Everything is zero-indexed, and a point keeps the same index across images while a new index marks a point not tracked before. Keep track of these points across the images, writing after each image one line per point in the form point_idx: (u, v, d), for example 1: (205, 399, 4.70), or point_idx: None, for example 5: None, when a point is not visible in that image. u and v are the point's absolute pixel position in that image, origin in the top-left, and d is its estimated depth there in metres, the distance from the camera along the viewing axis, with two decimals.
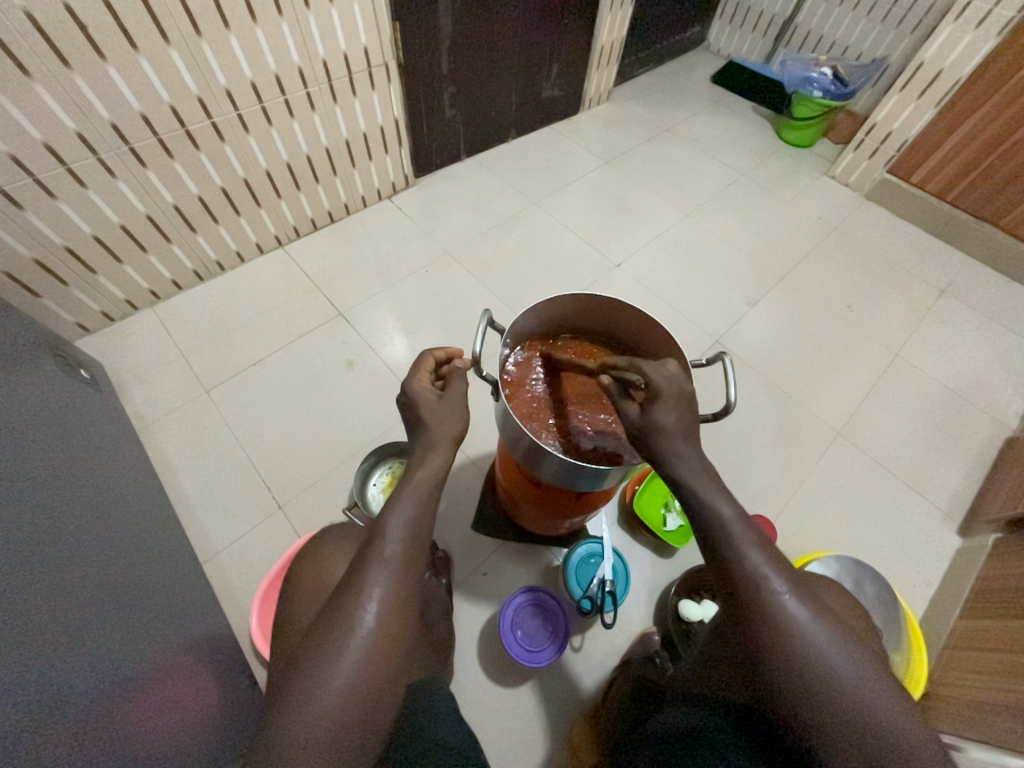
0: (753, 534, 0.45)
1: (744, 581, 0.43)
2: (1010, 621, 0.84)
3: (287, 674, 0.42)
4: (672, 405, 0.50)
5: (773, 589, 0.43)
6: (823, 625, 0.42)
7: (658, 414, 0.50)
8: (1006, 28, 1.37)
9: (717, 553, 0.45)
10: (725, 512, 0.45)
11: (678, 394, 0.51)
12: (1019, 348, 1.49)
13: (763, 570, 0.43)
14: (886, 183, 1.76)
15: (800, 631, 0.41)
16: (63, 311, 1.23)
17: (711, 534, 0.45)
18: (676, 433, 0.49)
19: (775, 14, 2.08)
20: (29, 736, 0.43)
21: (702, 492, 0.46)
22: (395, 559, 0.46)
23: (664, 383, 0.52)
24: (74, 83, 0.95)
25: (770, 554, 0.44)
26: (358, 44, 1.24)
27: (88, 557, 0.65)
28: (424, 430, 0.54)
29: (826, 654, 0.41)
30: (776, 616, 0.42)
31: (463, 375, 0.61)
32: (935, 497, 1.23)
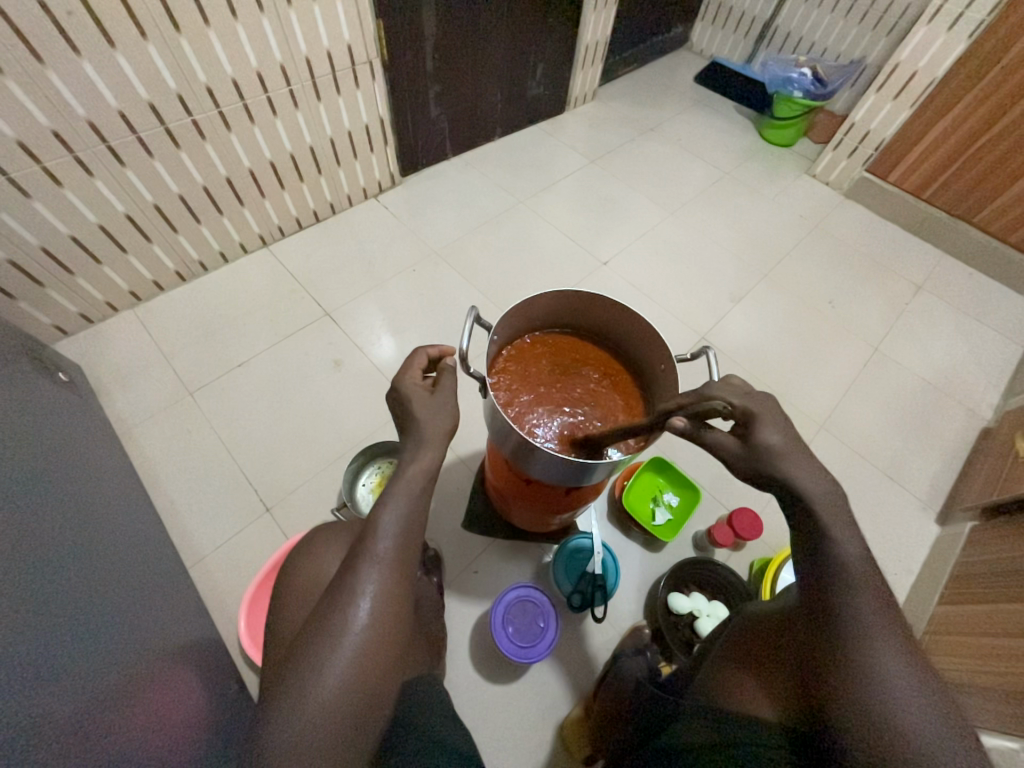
0: (870, 582, 0.43)
1: (844, 618, 0.42)
2: (988, 605, 0.87)
3: (281, 670, 0.41)
4: (774, 423, 0.51)
5: (878, 639, 0.41)
6: (921, 690, 0.39)
7: (765, 436, 0.50)
8: (977, 31, 1.41)
9: (824, 587, 0.44)
10: (850, 552, 0.44)
11: (773, 412, 0.52)
12: (993, 341, 1.54)
13: (872, 618, 0.41)
14: (865, 182, 1.80)
15: (895, 687, 0.39)
16: (40, 313, 1.20)
17: (823, 569, 0.45)
18: (789, 452, 0.49)
19: (755, 14, 2.11)
20: (19, 739, 0.43)
21: (826, 521, 0.45)
22: (387, 556, 0.45)
23: (753, 403, 0.52)
24: (49, 79, 0.92)
25: (883, 607, 0.42)
26: (342, 41, 1.23)
27: (68, 563, 0.63)
28: (416, 424, 0.54)
29: (919, 718, 0.37)
30: (869, 661, 0.40)
31: (453, 371, 0.61)
32: (914, 487, 1.27)
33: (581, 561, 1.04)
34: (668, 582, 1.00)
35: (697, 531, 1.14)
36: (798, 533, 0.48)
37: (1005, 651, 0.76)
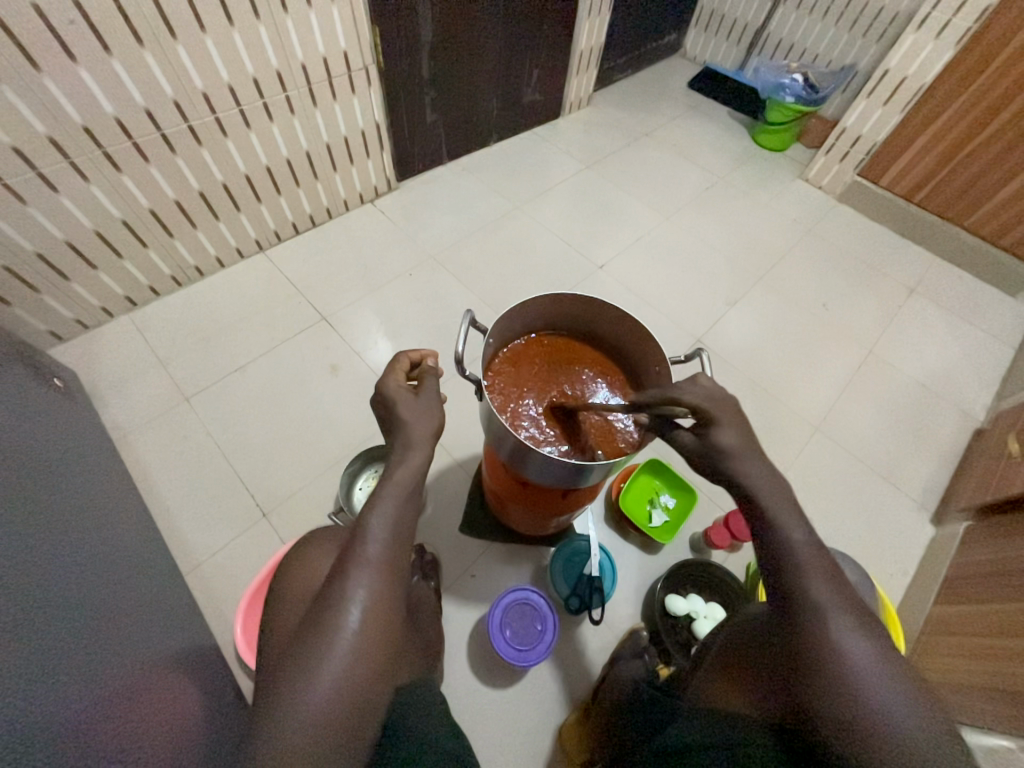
0: (820, 563, 0.45)
1: (801, 603, 0.43)
2: (981, 604, 0.88)
3: (272, 677, 0.41)
4: (731, 425, 0.53)
5: (832, 618, 0.42)
6: (880, 662, 0.40)
7: (720, 437, 0.52)
8: (965, 37, 1.43)
9: (779, 575, 0.45)
10: (797, 537, 0.46)
11: (733, 414, 0.54)
12: (984, 343, 1.55)
13: (825, 598, 0.43)
14: (857, 186, 1.83)
15: (855, 665, 0.40)
16: (35, 319, 1.20)
17: (777, 557, 0.46)
18: (742, 452, 0.51)
19: (748, 22, 2.14)
20: (16, 744, 0.43)
21: (773, 512, 0.47)
22: (377, 558, 0.46)
23: (712, 407, 0.54)
24: (45, 86, 0.93)
25: (835, 585, 0.44)
26: (338, 48, 1.24)
27: (62, 569, 0.63)
28: (401, 426, 0.55)
29: (880, 692, 0.38)
30: (829, 643, 0.41)
31: (436, 374, 0.62)
32: (909, 488, 1.27)
33: (579, 563, 1.05)
34: (665, 585, 1.00)
35: (694, 533, 1.14)
36: (751, 524, 0.49)
37: (999, 651, 0.76)
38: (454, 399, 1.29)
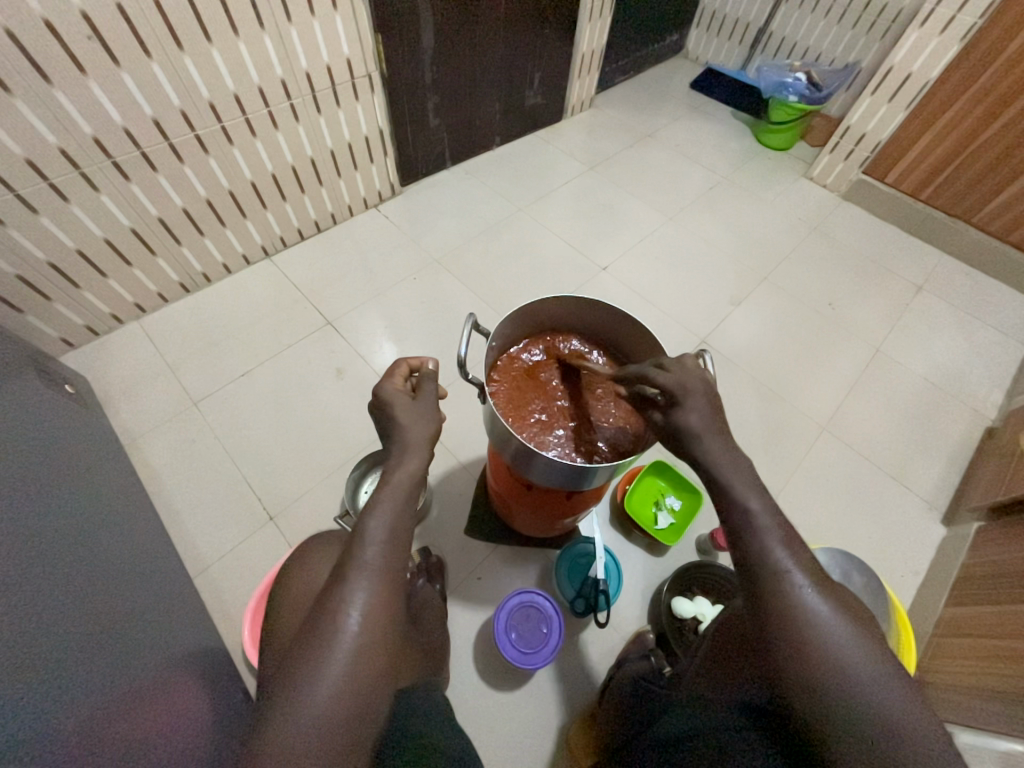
0: (779, 528, 0.44)
1: (763, 573, 0.43)
2: (994, 606, 0.87)
3: (274, 681, 0.41)
4: (694, 404, 0.51)
5: (794, 583, 0.42)
6: (841, 619, 0.40)
7: (686, 415, 0.51)
8: (970, 33, 1.42)
9: (739, 547, 0.45)
10: (755, 507, 0.45)
11: (700, 393, 0.52)
12: (995, 341, 1.53)
13: (785, 563, 0.43)
14: (863, 183, 1.81)
15: (820, 628, 0.40)
16: (47, 326, 1.22)
17: (738, 531, 0.45)
18: (704, 433, 0.50)
19: (750, 22, 2.14)
20: (28, 744, 0.43)
21: (731, 486, 0.46)
22: (375, 562, 0.46)
23: (683, 387, 0.53)
24: (56, 98, 0.95)
25: (794, 549, 0.44)
26: (341, 56, 1.25)
27: (73, 572, 0.64)
28: (399, 431, 0.55)
29: (844, 652, 0.39)
30: (794, 609, 0.41)
31: (433, 378, 0.62)
32: (919, 487, 1.26)
33: (583, 565, 1.05)
34: (671, 587, 1.00)
35: (700, 535, 1.13)
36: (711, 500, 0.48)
37: (1010, 654, 0.75)
38: (459, 402, 1.29)
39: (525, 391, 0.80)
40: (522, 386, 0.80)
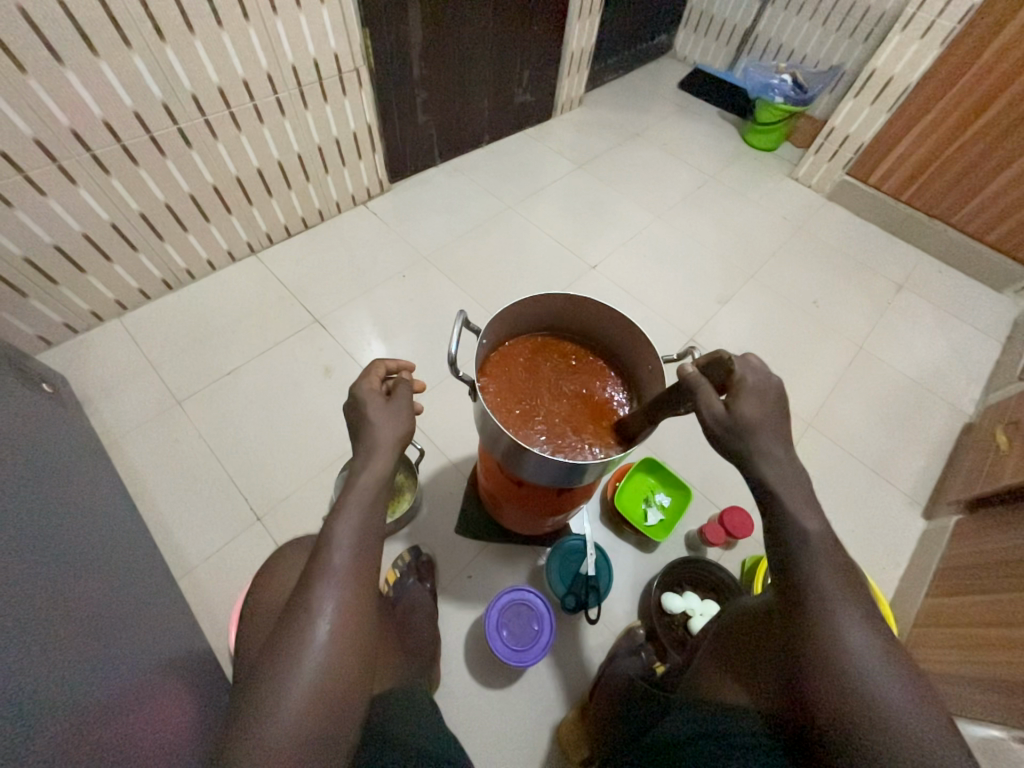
0: (829, 557, 0.45)
1: (808, 598, 0.44)
2: (973, 596, 0.89)
3: (243, 693, 0.41)
4: (753, 398, 0.52)
5: (839, 614, 0.42)
6: (882, 656, 0.41)
7: (744, 408, 0.52)
8: (949, 37, 1.45)
9: (788, 568, 0.46)
10: (811, 529, 0.46)
11: (765, 390, 0.53)
12: (972, 339, 1.57)
13: (833, 594, 0.43)
14: (845, 184, 1.85)
15: (859, 663, 0.40)
16: (23, 324, 1.19)
17: (790, 549, 0.46)
18: (761, 432, 0.50)
19: (737, 23, 2.16)
20: (11, 747, 0.43)
21: (786, 502, 0.47)
22: (343, 569, 0.46)
23: (749, 374, 0.54)
24: (32, 89, 0.92)
25: (844, 581, 0.44)
26: (328, 50, 1.24)
27: (51, 575, 0.62)
28: (369, 432, 0.55)
29: (881, 686, 0.39)
30: (835, 637, 0.42)
31: (410, 382, 0.62)
32: (901, 482, 1.29)
33: (575, 563, 1.05)
34: (660, 583, 1.01)
35: (689, 531, 1.14)
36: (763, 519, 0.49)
37: (990, 642, 0.78)
38: (448, 401, 1.29)
39: (519, 384, 0.81)
40: (516, 382, 0.81)
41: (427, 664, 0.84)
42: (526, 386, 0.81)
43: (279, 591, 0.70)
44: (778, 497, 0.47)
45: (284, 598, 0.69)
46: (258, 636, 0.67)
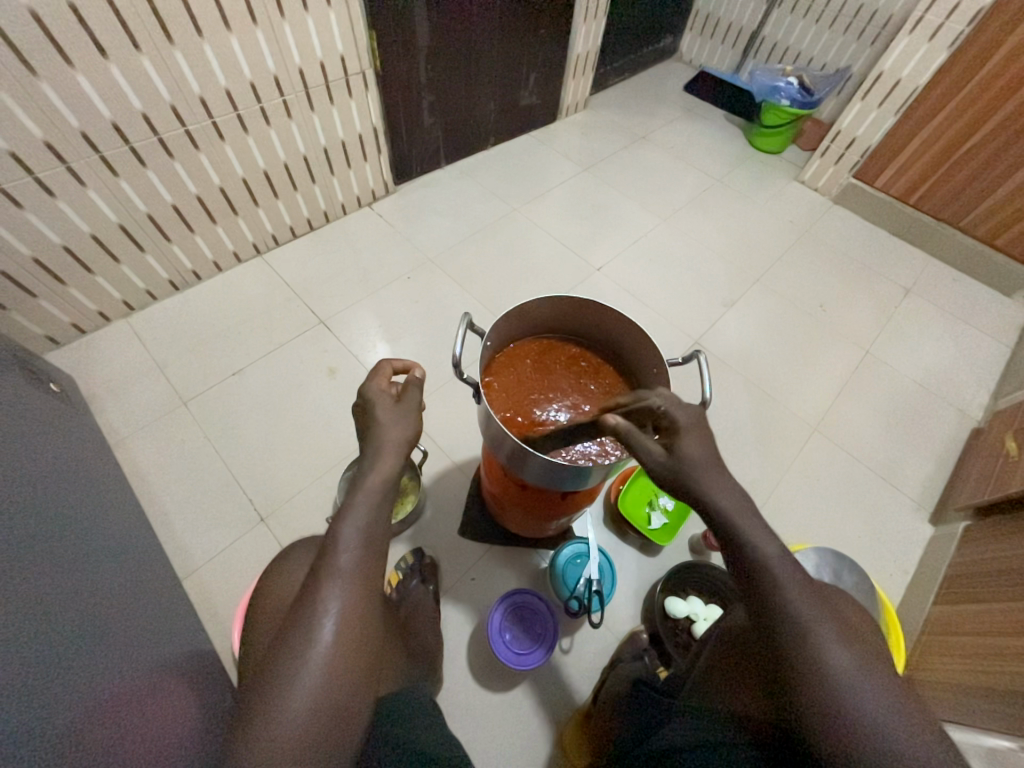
0: (796, 576, 0.44)
1: (783, 623, 0.42)
2: (982, 604, 0.88)
3: (245, 696, 0.41)
4: (696, 437, 0.52)
5: (815, 635, 0.41)
6: (864, 673, 0.40)
7: (688, 446, 0.51)
8: (957, 40, 1.44)
9: (757, 592, 0.45)
10: (768, 551, 0.45)
11: (699, 429, 0.54)
12: (980, 343, 1.56)
13: (806, 615, 0.42)
14: (852, 187, 1.84)
15: (841, 681, 0.39)
16: (31, 323, 1.19)
17: (753, 575, 0.45)
18: (705, 469, 0.50)
19: (742, 26, 2.15)
20: (17, 745, 0.43)
21: (739, 528, 0.46)
22: (349, 569, 0.46)
23: (683, 415, 0.54)
24: (42, 91, 0.93)
25: (814, 601, 0.43)
26: (335, 52, 1.24)
27: (57, 573, 0.62)
28: (377, 431, 0.55)
29: (866, 708, 0.38)
30: (814, 660, 0.41)
31: (419, 382, 0.61)
32: (908, 488, 1.28)
33: (578, 566, 1.04)
34: (664, 587, 1.00)
35: (693, 535, 1.14)
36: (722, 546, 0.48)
37: (999, 651, 0.76)
38: (452, 403, 1.29)
39: (529, 391, 0.80)
40: (526, 389, 0.80)
41: (430, 666, 0.84)
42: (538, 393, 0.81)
43: (282, 591, 0.70)
44: (729, 522, 0.46)
45: (288, 599, 0.69)
46: (261, 638, 0.67)
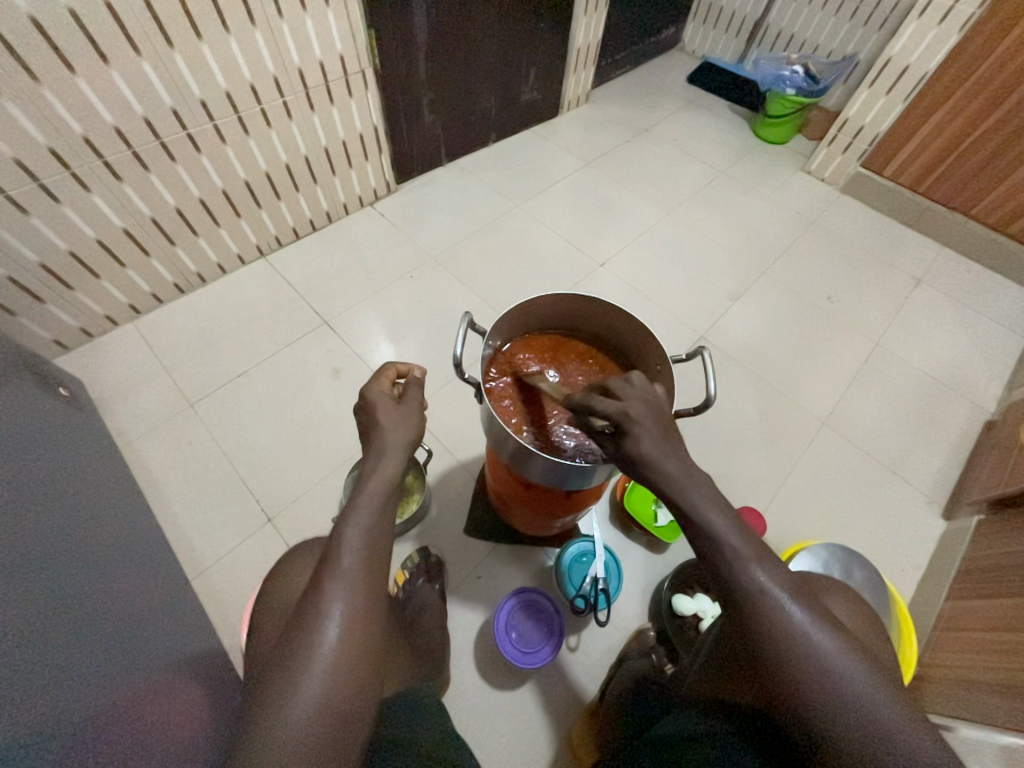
0: (746, 543, 0.42)
1: (741, 598, 0.41)
2: (996, 600, 0.86)
3: (252, 694, 0.41)
4: (647, 433, 0.47)
5: (776, 602, 0.40)
6: (826, 632, 0.40)
7: (641, 447, 0.46)
8: (968, 23, 1.41)
9: (714, 570, 0.43)
10: (720, 528, 0.43)
11: (649, 421, 0.47)
12: (994, 333, 1.53)
13: (762, 583, 0.41)
14: (861, 177, 1.81)
15: (802, 648, 0.39)
16: (40, 328, 1.21)
17: (710, 554, 0.43)
18: (656, 458, 0.46)
19: (746, 14, 2.12)
20: (30, 745, 0.44)
21: (692, 508, 0.44)
22: (352, 571, 0.46)
23: (630, 414, 0.48)
24: (44, 97, 0.93)
25: (769, 566, 0.42)
26: (334, 52, 1.24)
27: (69, 576, 0.63)
28: (378, 434, 0.55)
29: (834, 667, 0.38)
30: (778, 628, 0.40)
31: (421, 382, 0.62)
32: (919, 482, 1.26)
33: (584, 564, 1.04)
34: (671, 584, 1.00)
35: None
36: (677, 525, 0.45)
37: (1013, 648, 0.75)
38: (456, 402, 1.29)
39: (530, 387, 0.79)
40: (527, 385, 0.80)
41: (436, 664, 0.84)
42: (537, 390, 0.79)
43: (290, 593, 0.71)
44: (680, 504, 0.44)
45: (294, 599, 0.69)
46: (269, 638, 0.68)
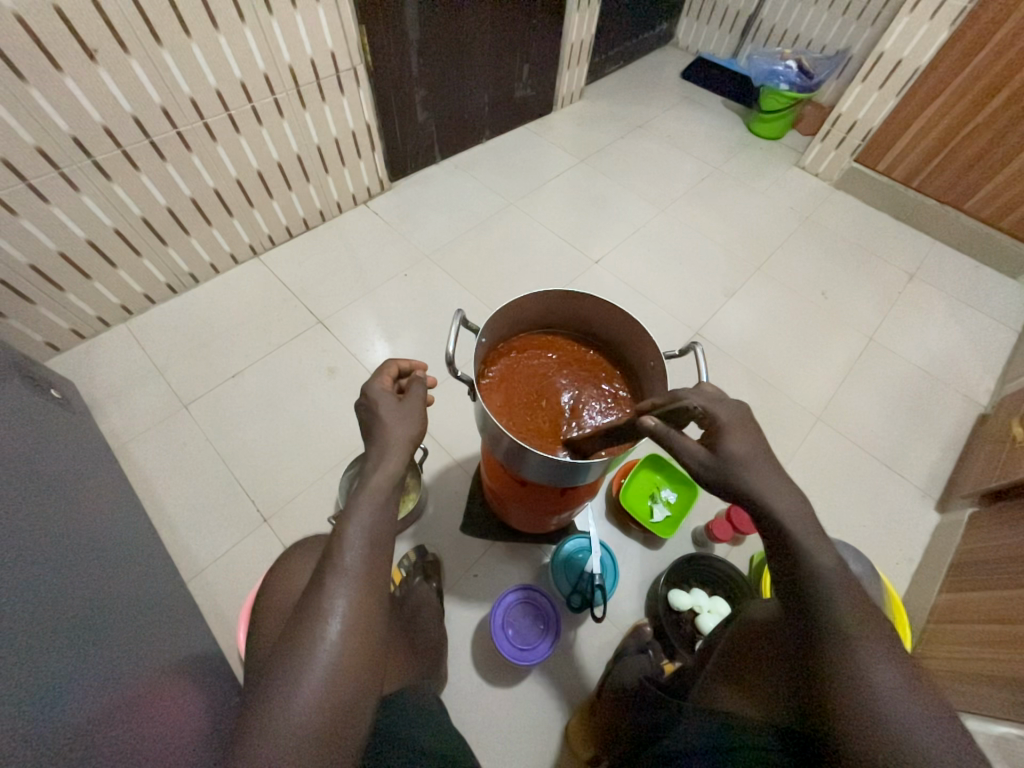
0: (849, 592, 0.43)
1: (829, 633, 0.42)
2: (990, 592, 0.87)
3: (253, 696, 0.40)
4: (741, 433, 0.52)
5: (859, 649, 0.40)
6: (912, 698, 0.38)
7: (731, 445, 0.51)
8: (959, 17, 1.41)
9: (807, 601, 0.44)
10: (826, 564, 0.44)
11: (743, 422, 0.53)
12: (986, 327, 1.54)
13: (850, 626, 0.42)
14: (854, 172, 1.81)
15: (881, 698, 0.38)
16: (31, 330, 1.20)
17: (805, 585, 0.44)
18: (749, 460, 0.50)
19: (739, 9, 2.12)
20: (26, 747, 0.44)
21: (798, 537, 0.46)
22: (355, 568, 0.46)
23: (725, 413, 0.53)
24: (31, 97, 0.92)
25: (864, 614, 0.42)
26: (325, 48, 1.23)
27: (64, 580, 0.63)
28: (381, 430, 0.55)
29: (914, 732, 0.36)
30: (857, 674, 0.39)
31: (423, 381, 0.62)
32: (914, 476, 1.26)
33: (580, 561, 1.04)
34: (667, 580, 1.00)
35: (696, 528, 1.13)
36: (774, 554, 0.48)
37: (1006, 639, 0.76)
38: (451, 400, 1.28)
39: (528, 388, 0.80)
40: (527, 385, 0.80)
41: (434, 663, 0.84)
42: (535, 389, 0.80)
43: (285, 592, 0.71)
44: (784, 526, 0.46)
45: (290, 599, 0.69)
46: (264, 639, 0.68)
